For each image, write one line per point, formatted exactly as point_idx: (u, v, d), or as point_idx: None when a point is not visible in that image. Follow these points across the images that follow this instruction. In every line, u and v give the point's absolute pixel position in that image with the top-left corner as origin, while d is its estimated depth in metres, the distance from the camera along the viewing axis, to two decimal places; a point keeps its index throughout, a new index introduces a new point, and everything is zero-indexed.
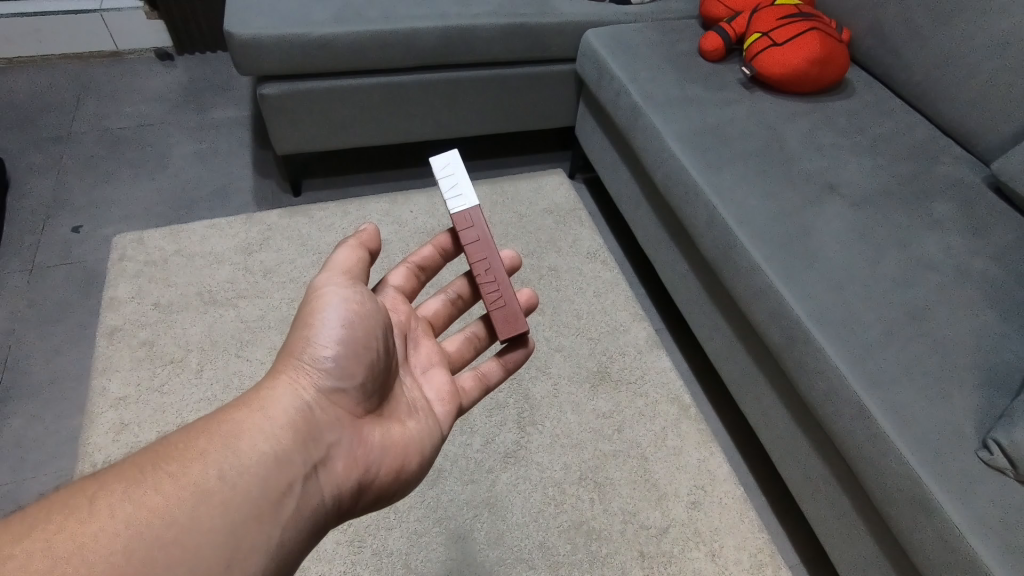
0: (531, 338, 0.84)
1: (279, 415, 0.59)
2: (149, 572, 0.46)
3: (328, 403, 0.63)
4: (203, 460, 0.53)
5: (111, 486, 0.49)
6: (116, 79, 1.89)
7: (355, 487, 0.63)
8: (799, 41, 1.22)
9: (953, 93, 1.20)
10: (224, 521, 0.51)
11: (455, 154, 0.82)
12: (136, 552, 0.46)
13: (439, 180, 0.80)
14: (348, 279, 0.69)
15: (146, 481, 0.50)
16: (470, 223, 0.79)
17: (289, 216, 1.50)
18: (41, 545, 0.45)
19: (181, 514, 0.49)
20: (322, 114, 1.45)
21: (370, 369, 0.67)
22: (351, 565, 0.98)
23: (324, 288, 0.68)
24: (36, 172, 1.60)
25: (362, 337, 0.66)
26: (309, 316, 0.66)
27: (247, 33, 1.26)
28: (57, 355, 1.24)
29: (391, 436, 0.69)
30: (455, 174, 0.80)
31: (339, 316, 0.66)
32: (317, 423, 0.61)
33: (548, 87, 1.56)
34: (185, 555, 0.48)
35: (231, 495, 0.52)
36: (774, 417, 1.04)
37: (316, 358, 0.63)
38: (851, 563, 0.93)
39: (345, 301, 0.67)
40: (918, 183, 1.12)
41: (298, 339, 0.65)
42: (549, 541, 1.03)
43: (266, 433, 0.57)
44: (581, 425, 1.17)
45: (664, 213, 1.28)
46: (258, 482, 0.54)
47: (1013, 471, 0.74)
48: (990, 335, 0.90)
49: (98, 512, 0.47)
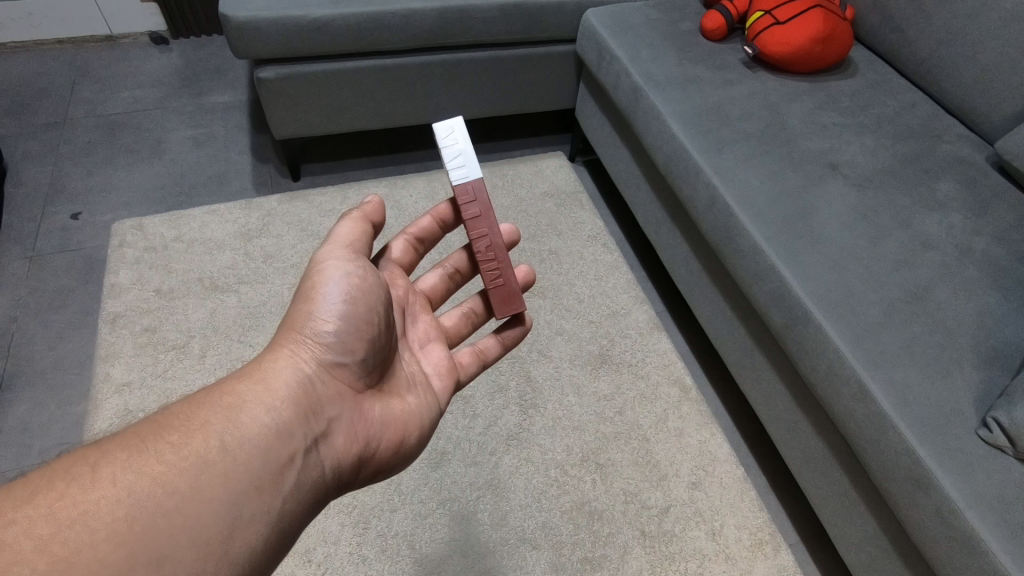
0: (529, 317, 0.87)
1: (280, 388, 0.59)
2: (151, 539, 0.47)
3: (328, 378, 0.64)
4: (206, 431, 0.54)
5: (113, 454, 0.50)
6: (111, 64, 1.87)
7: (355, 461, 0.64)
8: (802, 20, 1.21)
9: (957, 71, 1.19)
10: (225, 491, 0.51)
11: (458, 121, 0.79)
12: (138, 520, 0.47)
13: (442, 149, 0.78)
14: (349, 253, 0.69)
15: (147, 450, 0.51)
16: (471, 197, 0.78)
17: (288, 201, 1.50)
18: (44, 511, 0.45)
19: (183, 483, 0.50)
20: (320, 98, 1.43)
21: (371, 344, 0.67)
22: (357, 546, 0.99)
23: (325, 261, 0.67)
24: (33, 159, 1.59)
25: (364, 312, 0.66)
26: (309, 290, 0.66)
27: (242, 15, 1.24)
28: (60, 342, 1.24)
29: (391, 411, 0.70)
30: (457, 143, 0.78)
31: (341, 290, 0.66)
32: (317, 397, 0.62)
33: (548, 68, 1.54)
34: (187, 525, 0.48)
35: (232, 466, 0.53)
36: (774, 398, 1.05)
37: (317, 332, 0.64)
38: (849, 540, 0.94)
39: (346, 275, 0.67)
40: (921, 163, 1.12)
41: (299, 313, 0.65)
42: (551, 521, 1.04)
43: (267, 405, 0.58)
44: (582, 408, 1.18)
45: (665, 195, 1.27)
46: (258, 454, 0.55)
47: (1012, 449, 0.75)
48: (991, 315, 0.90)
49: (100, 480, 0.48)
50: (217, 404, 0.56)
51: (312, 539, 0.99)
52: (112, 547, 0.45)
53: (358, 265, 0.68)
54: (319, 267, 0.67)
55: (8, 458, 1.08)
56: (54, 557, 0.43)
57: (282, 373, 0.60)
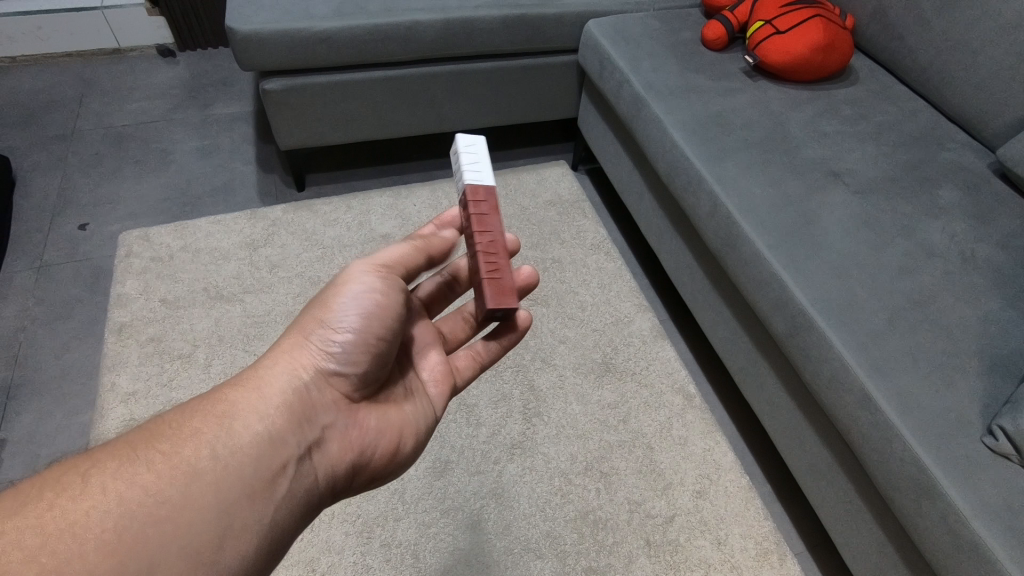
0: (524, 324, 0.80)
1: (275, 396, 0.60)
2: (142, 549, 0.47)
3: (325, 386, 0.64)
4: (198, 440, 0.54)
5: (104, 464, 0.51)
6: (119, 77, 1.89)
7: (349, 469, 0.65)
8: (803, 29, 1.22)
9: (957, 78, 1.20)
10: (217, 500, 0.52)
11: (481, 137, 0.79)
12: (129, 529, 0.47)
13: (461, 156, 0.76)
14: (379, 271, 0.68)
15: (139, 459, 0.51)
16: (484, 197, 0.72)
17: (293, 211, 1.51)
18: (34, 521, 0.46)
19: (174, 492, 0.50)
20: (325, 109, 1.45)
21: (375, 356, 0.67)
22: (361, 555, 0.99)
23: (350, 276, 0.67)
24: (41, 170, 1.61)
25: (376, 328, 0.66)
26: (324, 302, 0.65)
27: (248, 28, 1.26)
28: (67, 352, 1.25)
29: (388, 418, 0.70)
30: (477, 153, 0.76)
31: (351, 301, 0.65)
32: (312, 405, 0.62)
33: (550, 78, 1.55)
34: (178, 534, 0.49)
35: (224, 474, 0.53)
36: (779, 406, 1.04)
37: (320, 343, 0.64)
38: (856, 549, 0.94)
39: (365, 291, 0.66)
40: (923, 170, 1.12)
41: (308, 324, 0.65)
42: (555, 530, 1.04)
43: (261, 413, 0.59)
44: (586, 416, 1.18)
45: (667, 203, 1.28)
46: (252, 463, 0.55)
47: (1017, 457, 0.74)
48: (995, 322, 0.89)
49: (91, 489, 0.48)
50: (212, 412, 0.57)
51: (316, 548, 0.99)
52: (102, 557, 0.45)
53: (372, 277, 0.67)
54: (335, 277, 0.67)
55: (14, 467, 1.09)
56: (44, 567, 0.44)
57: (279, 381, 0.60)
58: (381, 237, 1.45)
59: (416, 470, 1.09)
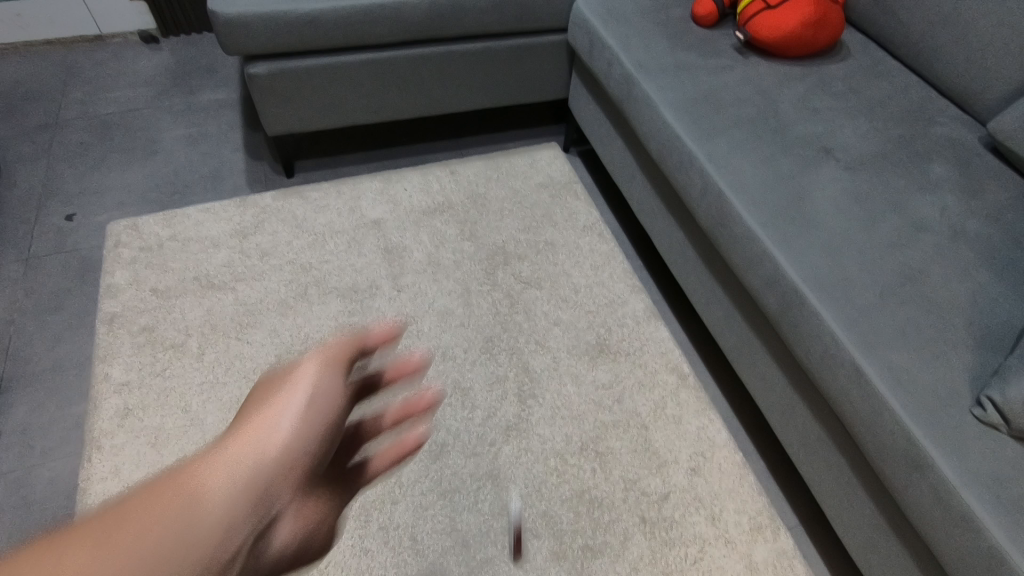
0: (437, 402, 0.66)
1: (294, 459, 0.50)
2: None
3: (327, 452, 0.55)
4: (218, 503, 0.44)
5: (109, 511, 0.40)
6: (102, 64, 1.86)
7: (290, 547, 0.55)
8: (793, 4, 1.21)
9: (949, 52, 1.19)
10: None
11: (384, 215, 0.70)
12: None
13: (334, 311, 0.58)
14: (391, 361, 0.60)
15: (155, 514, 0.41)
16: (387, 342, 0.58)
17: (283, 198, 1.49)
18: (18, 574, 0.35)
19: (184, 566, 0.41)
20: (312, 94, 1.43)
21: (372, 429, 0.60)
22: (359, 538, 1.00)
23: (382, 340, 0.58)
24: (26, 161, 1.58)
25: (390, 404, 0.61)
26: (353, 358, 0.56)
27: (232, 11, 1.24)
28: (58, 343, 1.24)
29: (407, 417, 0.65)
30: None
31: (359, 371, 0.58)
32: (308, 475, 0.53)
33: (539, 59, 1.54)
34: None
35: (227, 551, 0.44)
36: (772, 383, 1.05)
37: (341, 407, 0.54)
38: (848, 522, 0.95)
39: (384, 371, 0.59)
40: (915, 145, 1.12)
41: (338, 376, 0.54)
42: (552, 510, 1.04)
43: (276, 479, 0.48)
44: (581, 397, 1.18)
45: (659, 183, 1.27)
46: (247, 538, 0.46)
47: (1006, 427, 0.75)
48: (985, 295, 0.90)
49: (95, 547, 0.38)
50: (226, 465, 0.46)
51: None
52: None
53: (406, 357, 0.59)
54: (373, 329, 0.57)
55: (9, 459, 1.09)
56: None
57: (322, 383, 0.51)
58: (372, 222, 1.45)
59: (413, 453, 1.09)
